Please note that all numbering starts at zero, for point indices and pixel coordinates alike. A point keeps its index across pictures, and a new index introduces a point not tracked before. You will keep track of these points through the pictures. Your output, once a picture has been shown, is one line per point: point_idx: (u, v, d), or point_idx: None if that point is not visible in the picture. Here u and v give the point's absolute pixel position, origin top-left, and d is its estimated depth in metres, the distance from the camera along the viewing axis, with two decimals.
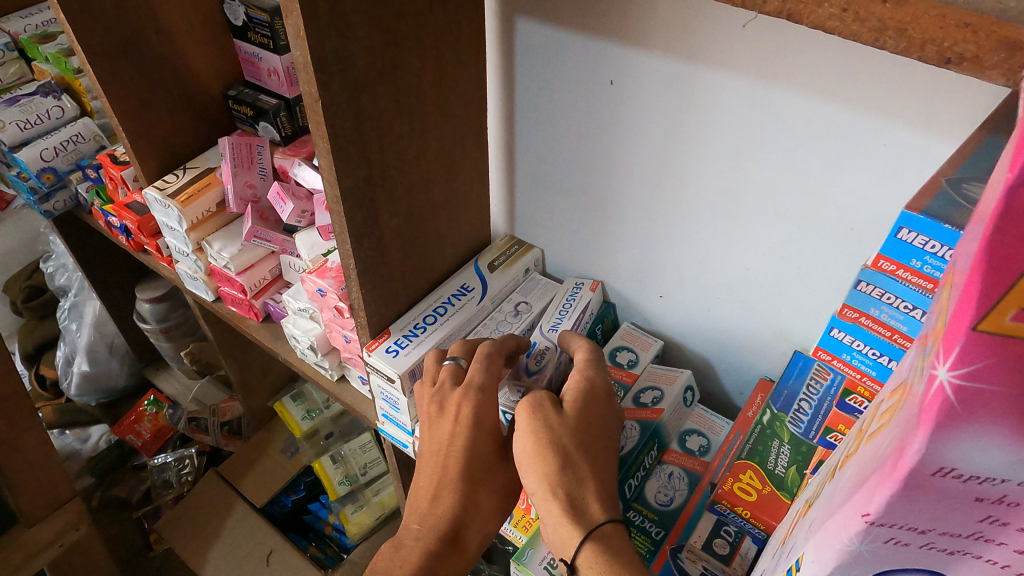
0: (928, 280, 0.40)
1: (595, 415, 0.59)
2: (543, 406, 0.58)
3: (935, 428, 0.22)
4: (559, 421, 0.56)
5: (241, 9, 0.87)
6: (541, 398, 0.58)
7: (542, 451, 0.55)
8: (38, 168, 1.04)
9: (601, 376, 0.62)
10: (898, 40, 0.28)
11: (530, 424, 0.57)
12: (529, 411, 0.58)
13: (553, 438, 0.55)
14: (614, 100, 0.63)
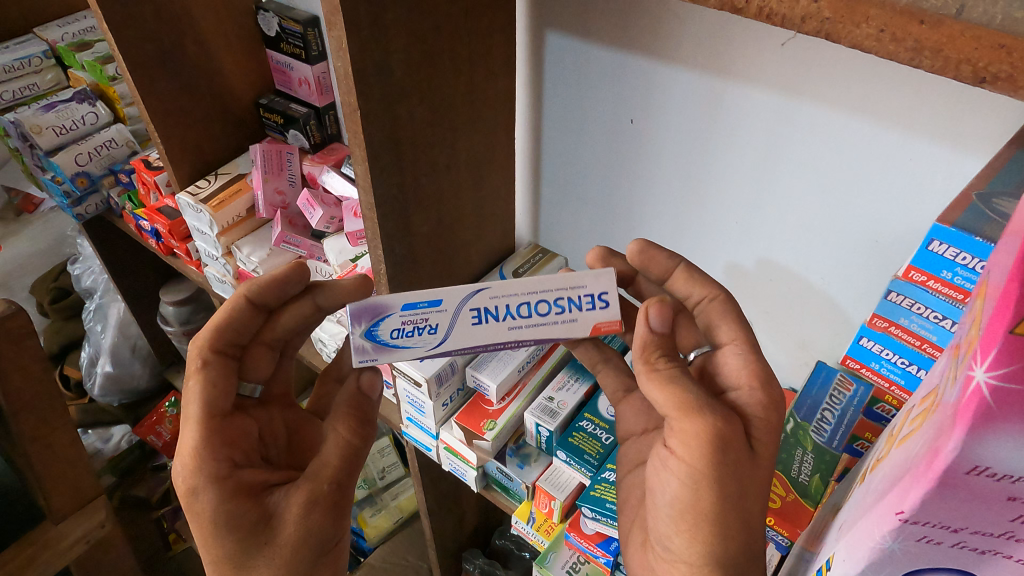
0: (959, 291, 0.40)
1: (772, 443, 0.49)
2: (730, 436, 0.46)
3: (971, 427, 0.23)
4: (322, 520, 0.54)
5: (275, 21, 0.91)
6: (232, 484, 0.52)
7: (304, 550, 0.53)
8: (72, 173, 1.07)
9: (772, 381, 0.51)
10: (934, 60, 0.29)
11: (219, 518, 0.51)
12: (188, 484, 0.51)
13: (737, 491, 0.45)
14: (639, 139, 0.67)
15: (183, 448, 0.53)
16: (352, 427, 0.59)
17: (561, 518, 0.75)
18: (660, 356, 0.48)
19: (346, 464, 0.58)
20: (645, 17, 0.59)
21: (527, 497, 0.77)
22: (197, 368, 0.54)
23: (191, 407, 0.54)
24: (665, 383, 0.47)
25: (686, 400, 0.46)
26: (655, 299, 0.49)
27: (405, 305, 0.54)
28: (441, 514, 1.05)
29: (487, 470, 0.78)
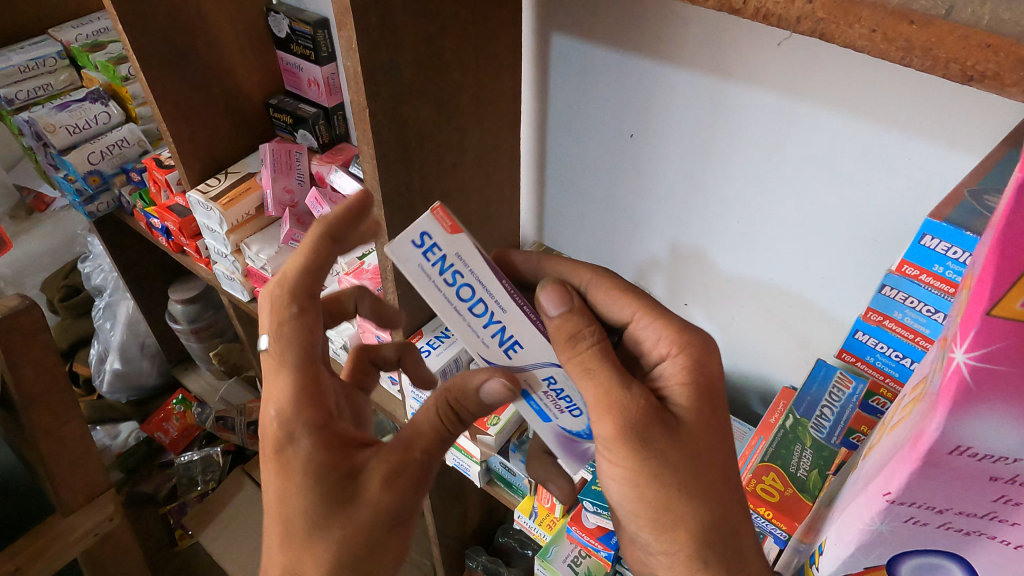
0: (951, 285, 0.41)
1: (712, 409, 0.47)
2: (652, 421, 0.45)
3: (953, 407, 0.24)
4: (407, 495, 0.49)
5: (285, 22, 0.92)
6: (319, 439, 0.50)
7: (395, 520, 0.50)
8: (85, 171, 1.09)
9: (692, 340, 0.50)
10: (924, 59, 0.30)
11: (315, 483, 0.49)
12: (280, 440, 0.50)
13: (677, 476, 0.45)
14: (640, 151, 0.69)
15: (279, 396, 0.51)
16: (455, 413, 0.51)
17: (563, 513, 0.77)
18: (570, 336, 0.46)
19: (443, 438, 0.52)
20: (647, 17, 0.60)
21: (529, 492, 0.79)
22: (292, 315, 0.52)
23: (285, 351, 0.52)
24: (581, 374, 0.46)
25: (601, 395, 0.45)
26: (545, 284, 0.48)
27: (549, 418, 0.53)
28: (445, 510, 1.06)
29: (490, 465, 0.80)
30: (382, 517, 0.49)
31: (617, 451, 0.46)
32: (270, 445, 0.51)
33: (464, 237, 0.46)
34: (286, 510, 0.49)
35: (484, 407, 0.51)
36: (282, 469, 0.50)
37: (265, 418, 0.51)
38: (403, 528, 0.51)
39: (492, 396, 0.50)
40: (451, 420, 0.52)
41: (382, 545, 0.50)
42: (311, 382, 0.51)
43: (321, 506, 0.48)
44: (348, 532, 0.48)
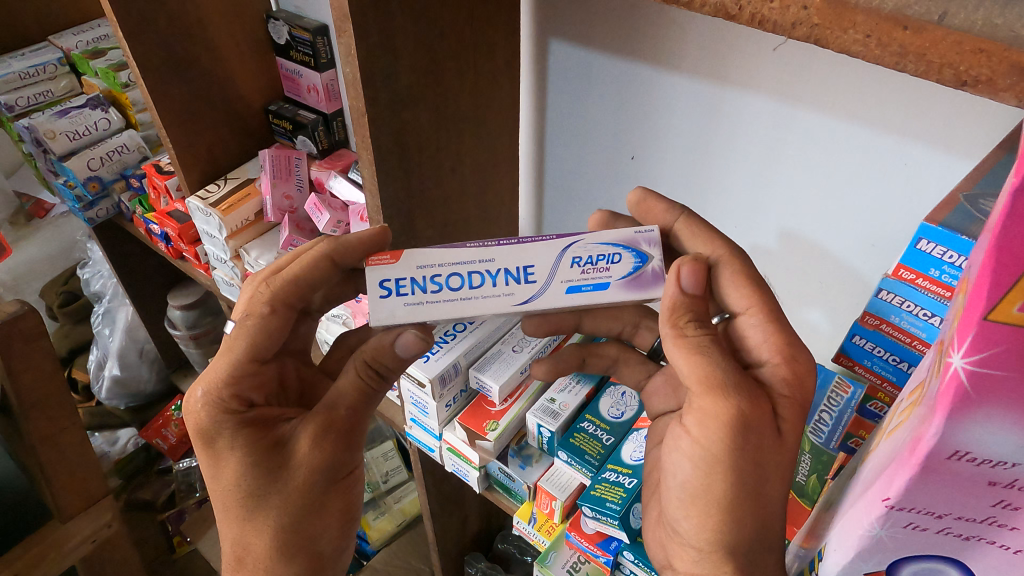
0: (947, 289, 0.40)
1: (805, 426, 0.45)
2: (753, 427, 0.42)
3: (950, 413, 0.24)
4: (338, 452, 0.54)
5: (285, 29, 0.93)
6: (248, 419, 0.54)
7: (332, 476, 0.55)
8: (85, 178, 1.09)
9: (801, 353, 0.46)
10: (919, 64, 0.30)
11: (251, 457, 0.53)
12: (209, 423, 0.53)
13: (750, 482, 0.42)
14: (640, 166, 0.70)
15: (208, 380, 0.53)
16: (370, 370, 0.55)
17: (562, 519, 0.75)
18: (691, 318, 0.44)
19: (366, 394, 0.56)
20: (645, 23, 0.60)
21: (529, 497, 0.78)
22: (260, 314, 0.52)
23: (236, 340, 0.53)
24: (688, 351, 0.43)
25: (710, 372, 0.42)
26: (688, 257, 0.45)
27: (608, 285, 0.50)
28: (444, 516, 1.06)
29: (488, 470, 0.79)
30: (317, 477, 0.54)
31: (706, 434, 0.43)
32: (199, 426, 0.53)
33: (408, 253, 0.51)
34: (222, 485, 0.53)
35: (397, 363, 0.55)
36: (213, 448, 0.53)
37: (191, 402, 0.54)
38: (340, 481, 0.56)
39: (407, 353, 0.54)
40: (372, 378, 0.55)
41: (321, 501, 0.55)
42: (246, 373, 0.53)
43: (259, 478, 0.53)
44: (285, 497, 0.53)
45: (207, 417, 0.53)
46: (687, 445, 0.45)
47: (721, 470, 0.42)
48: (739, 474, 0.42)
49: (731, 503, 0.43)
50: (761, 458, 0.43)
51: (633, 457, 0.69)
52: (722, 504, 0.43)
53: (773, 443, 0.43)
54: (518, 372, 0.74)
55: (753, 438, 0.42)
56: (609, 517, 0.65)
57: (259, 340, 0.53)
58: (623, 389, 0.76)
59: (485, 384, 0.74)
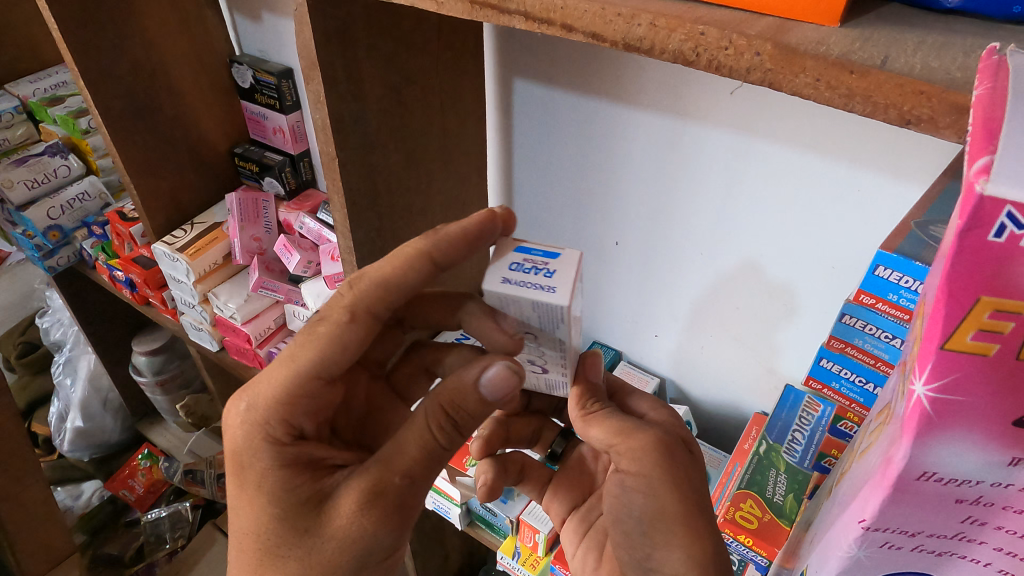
0: (906, 311, 0.41)
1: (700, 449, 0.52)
2: (672, 444, 0.48)
3: (916, 436, 0.25)
4: (380, 529, 0.46)
5: (248, 73, 0.93)
6: (293, 451, 0.49)
7: (368, 553, 0.46)
8: (44, 226, 1.08)
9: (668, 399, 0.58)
10: (864, 105, 0.31)
11: (282, 496, 0.47)
12: (246, 446, 0.48)
13: (691, 488, 0.46)
14: (604, 198, 0.72)
15: (258, 394, 0.49)
16: (447, 418, 0.47)
17: (546, 551, 0.75)
18: (592, 402, 0.52)
19: (433, 457, 0.48)
20: (606, 63, 0.62)
21: (511, 531, 0.77)
22: (338, 321, 0.48)
23: (301, 350, 0.49)
24: (599, 419, 0.50)
25: (617, 413, 0.49)
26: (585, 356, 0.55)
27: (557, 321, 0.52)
28: (426, 553, 1.04)
29: (470, 506, 0.80)
30: (351, 546, 0.46)
31: (643, 460, 0.47)
32: (236, 447, 0.49)
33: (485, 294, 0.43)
34: (244, 515, 0.48)
35: (483, 408, 0.49)
36: (244, 473, 0.48)
37: (235, 419, 0.49)
38: (377, 565, 0.47)
39: (497, 386, 0.48)
40: (447, 435, 0.48)
41: None
42: (307, 403, 0.49)
43: (286, 522, 0.46)
44: (307, 559, 0.46)
45: (251, 435, 0.48)
46: (632, 481, 0.47)
47: (669, 493, 0.46)
48: (680, 491, 0.46)
49: (683, 516, 0.45)
50: (687, 470, 0.47)
51: None
52: (682, 523, 0.45)
53: (693, 464, 0.48)
54: None
55: (680, 456, 0.48)
56: None
57: (326, 364, 0.49)
58: None
59: None
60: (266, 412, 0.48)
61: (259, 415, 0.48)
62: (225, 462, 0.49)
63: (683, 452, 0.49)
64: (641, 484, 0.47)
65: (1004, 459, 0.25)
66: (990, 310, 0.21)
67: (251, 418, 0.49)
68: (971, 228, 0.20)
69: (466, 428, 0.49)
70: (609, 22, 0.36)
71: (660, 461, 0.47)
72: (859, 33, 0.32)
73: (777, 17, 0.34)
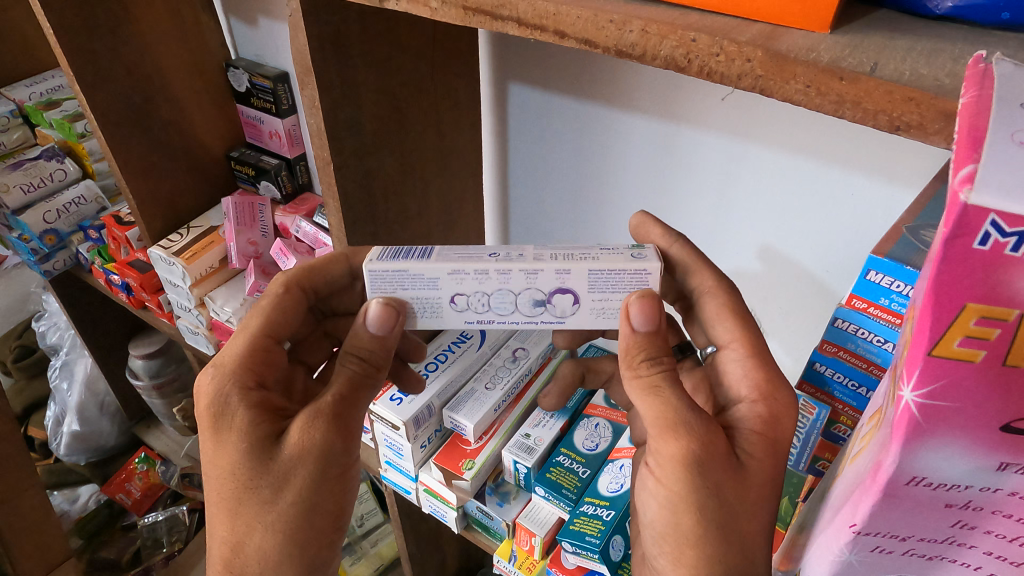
0: (897, 316, 0.42)
1: (771, 460, 0.44)
2: (711, 461, 0.41)
3: (905, 441, 0.25)
4: (332, 441, 0.48)
5: (245, 76, 0.94)
6: (257, 398, 0.50)
7: (323, 472, 0.48)
8: (41, 230, 1.08)
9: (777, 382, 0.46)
10: (854, 111, 0.31)
11: (249, 437, 0.48)
12: (214, 397, 0.49)
13: (717, 513, 0.41)
14: (600, 202, 0.72)
15: (225, 355, 0.51)
16: (356, 358, 0.50)
17: (543, 555, 0.75)
18: (646, 357, 0.44)
19: (360, 383, 0.50)
20: (600, 67, 0.62)
21: (508, 535, 0.78)
22: (275, 292, 0.54)
23: (251, 320, 0.53)
24: (646, 390, 0.43)
25: (667, 412, 0.42)
26: (637, 294, 0.44)
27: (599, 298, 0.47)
28: (423, 556, 1.05)
29: (466, 509, 0.80)
30: (308, 468, 0.47)
31: (672, 475, 0.42)
32: (207, 402, 0.49)
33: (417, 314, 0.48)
34: (217, 464, 0.48)
35: (381, 344, 0.49)
36: (216, 426, 0.49)
37: (204, 377, 0.51)
38: (335, 479, 0.49)
39: (379, 328, 0.48)
40: (366, 366, 0.50)
41: (315, 496, 0.48)
42: (263, 357, 0.52)
43: (253, 461, 0.47)
44: (278, 486, 0.47)
45: (217, 391, 0.49)
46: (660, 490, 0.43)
47: (695, 512, 0.41)
48: (706, 514, 0.41)
49: (699, 539, 0.42)
50: (723, 497, 0.42)
51: (610, 489, 0.69)
52: (693, 547, 0.42)
53: (735, 486, 0.42)
54: (492, 410, 0.75)
55: (720, 477, 0.42)
56: (590, 550, 0.65)
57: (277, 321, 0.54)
58: (596, 421, 0.77)
59: (459, 424, 0.74)
60: (229, 368, 0.50)
61: (223, 370, 0.50)
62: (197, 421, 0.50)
63: (727, 468, 0.42)
64: (665, 496, 0.43)
65: (992, 464, 0.25)
66: (976, 317, 0.22)
67: (218, 374, 0.50)
68: (956, 237, 0.20)
69: (381, 363, 0.51)
70: (602, 28, 0.36)
71: (691, 481, 0.41)
72: (850, 40, 0.33)
73: (768, 24, 0.34)
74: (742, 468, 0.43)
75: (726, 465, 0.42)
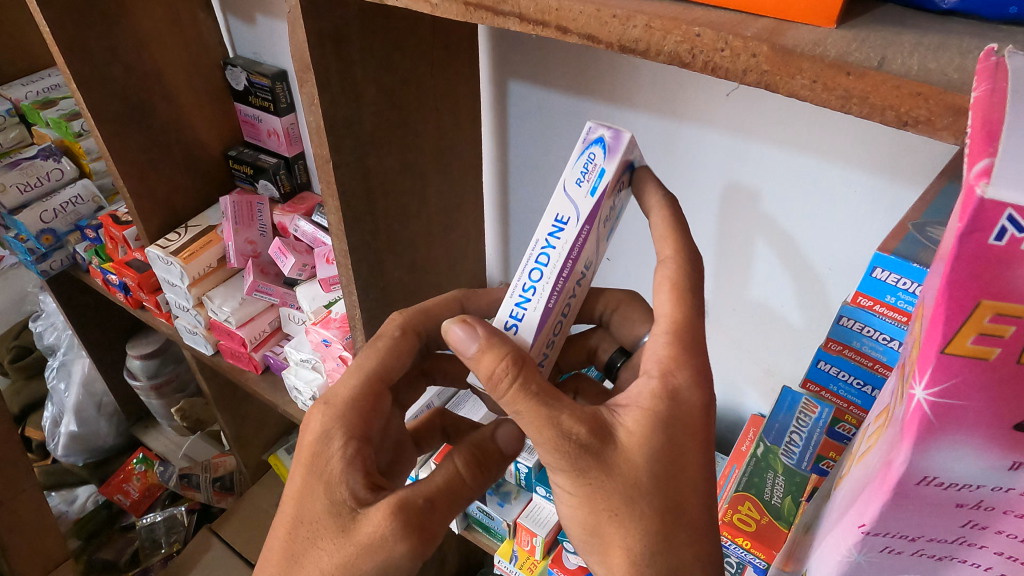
0: (904, 314, 0.41)
1: (669, 446, 0.39)
2: (581, 455, 0.39)
3: (916, 440, 0.25)
4: (409, 547, 0.41)
5: (242, 75, 0.93)
6: (357, 449, 0.46)
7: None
8: (37, 230, 1.07)
9: (681, 359, 0.41)
10: (862, 107, 0.31)
11: (332, 496, 0.43)
12: (318, 437, 0.46)
13: (609, 503, 0.39)
14: None
15: (333, 399, 0.48)
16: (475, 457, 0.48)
17: (544, 555, 0.74)
18: (484, 376, 0.38)
19: (451, 480, 0.45)
20: (601, 65, 0.62)
21: (509, 535, 0.77)
22: (392, 336, 0.52)
23: (367, 362, 0.51)
24: (506, 404, 0.39)
25: (532, 420, 0.39)
26: (455, 317, 0.40)
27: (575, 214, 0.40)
28: None
29: (467, 510, 0.79)
30: (372, 564, 0.41)
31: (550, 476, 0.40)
32: (311, 443, 0.46)
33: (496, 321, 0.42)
34: (294, 506, 0.44)
35: (477, 409, 0.47)
36: (313, 464, 0.45)
37: (312, 415, 0.48)
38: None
39: (474, 383, 0.48)
40: (473, 474, 0.47)
41: None
42: (371, 411, 0.48)
43: (330, 524, 0.42)
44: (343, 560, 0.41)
45: (322, 425, 0.46)
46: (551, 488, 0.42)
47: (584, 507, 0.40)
48: (592, 510, 0.40)
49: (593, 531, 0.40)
50: (606, 490, 0.39)
51: None
52: (594, 538, 0.40)
53: (629, 482, 0.39)
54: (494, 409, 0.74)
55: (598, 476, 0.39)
56: None
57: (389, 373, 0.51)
58: None
59: None
60: (340, 411, 0.47)
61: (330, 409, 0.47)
62: (296, 458, 0.46)
63: (608, 461, 0.39)
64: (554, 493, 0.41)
65: (1005, 463, 0.24)
66: (990, 314, 0.21)
67: (326, 411, 0.47)
68: (972, 233, 0.20)
69: (487, 473, 0.48)
70: (605, 23, 0.36)
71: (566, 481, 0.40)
72: (855, 34, 0.32)
73: (774, 19, 0.33)
74: (633, 460, 0.39)
75: (607, 461, 0.39)
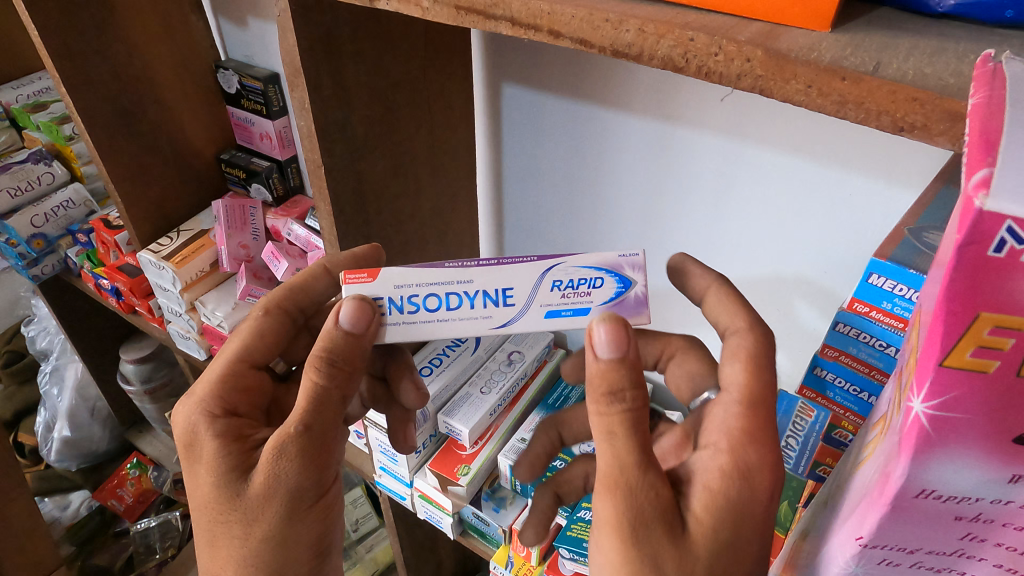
0: (900, 320, 0.41)
1: (731, 533, 0.37)
2: (650, 523, 0.36)
3: (914, 453, 0.24)
4: (302, 476, 0.47)
5: (234, 78, 0.92)
6: (225, 424, 0.51)
7: (294, 507, 0.48)
8: (28, 235, 1.06)
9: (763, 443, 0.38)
10: (857, 112, 0.30)
11: (215, 472, 0.49)
12: (185, 426, 0.51)
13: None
14: (596, 206, 0.71)
15: (195, 388, 0.53)
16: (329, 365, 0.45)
17: (540, 560, 0.74)
18: (605, 391, 0.38)
19: (325, 399, 0.46)
20: (594, 69, 0.61)
21: (504, 541, 0.76)
22: (253, 316, 0.55)
23: (229, 344, 0.56)
24: (601, 433, 0.38)
25: (613, 469, 0.37)
26: (603, 316, 0.39)
27: (587, 310, 0.44)
28: (419, 561, 1.03)
29: (462, 515, 0.79)
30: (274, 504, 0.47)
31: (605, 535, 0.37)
32: (182, 433, 0.51)
33: (386, 272, 0.45)
34: (195, 489, 0.50)
35: (355, 344, 0.44)
36: (192, 453, 0.51)
37: (179, 408, 0.53)
38: (311, 509, 0.49)
39: (356, 325, 0.43)
40: (334, 379, 0.46)
41: (285, 528, 0.49)
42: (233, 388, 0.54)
43: (221, 494, 0.48)
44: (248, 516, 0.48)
45: (196, 415, 0.51)
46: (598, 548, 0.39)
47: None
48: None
49: None
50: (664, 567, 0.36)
51: None
52: None
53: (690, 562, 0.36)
54: (488, 414, 0.74)
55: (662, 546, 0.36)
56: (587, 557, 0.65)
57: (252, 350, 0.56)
58: None
59: (454, 429, 0.73)
60: (205, 397, 0.52)
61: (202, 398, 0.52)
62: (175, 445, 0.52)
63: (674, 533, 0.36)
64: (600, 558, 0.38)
65: (1004, 476, 0.24)
66: (990, 326, 0.21)
67: (191, 403, 0.52)
68: (971, 244, 0.20)
69: (351, 368, 0.46)
70: (597, 28, 0.35)
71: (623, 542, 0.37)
72: (851, 38, 0.32)
73: (767, 22, 0.33)
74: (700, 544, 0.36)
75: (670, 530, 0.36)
